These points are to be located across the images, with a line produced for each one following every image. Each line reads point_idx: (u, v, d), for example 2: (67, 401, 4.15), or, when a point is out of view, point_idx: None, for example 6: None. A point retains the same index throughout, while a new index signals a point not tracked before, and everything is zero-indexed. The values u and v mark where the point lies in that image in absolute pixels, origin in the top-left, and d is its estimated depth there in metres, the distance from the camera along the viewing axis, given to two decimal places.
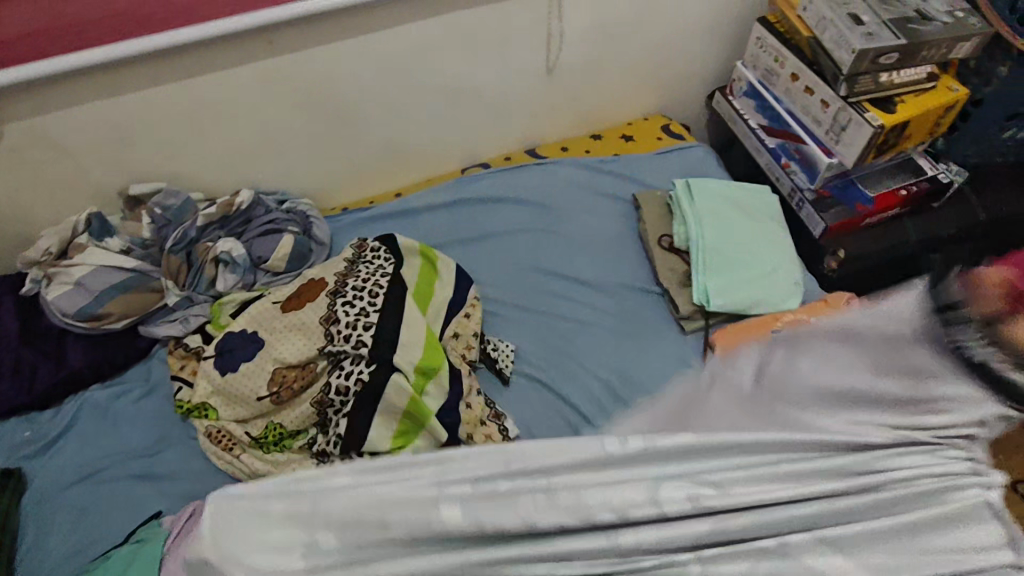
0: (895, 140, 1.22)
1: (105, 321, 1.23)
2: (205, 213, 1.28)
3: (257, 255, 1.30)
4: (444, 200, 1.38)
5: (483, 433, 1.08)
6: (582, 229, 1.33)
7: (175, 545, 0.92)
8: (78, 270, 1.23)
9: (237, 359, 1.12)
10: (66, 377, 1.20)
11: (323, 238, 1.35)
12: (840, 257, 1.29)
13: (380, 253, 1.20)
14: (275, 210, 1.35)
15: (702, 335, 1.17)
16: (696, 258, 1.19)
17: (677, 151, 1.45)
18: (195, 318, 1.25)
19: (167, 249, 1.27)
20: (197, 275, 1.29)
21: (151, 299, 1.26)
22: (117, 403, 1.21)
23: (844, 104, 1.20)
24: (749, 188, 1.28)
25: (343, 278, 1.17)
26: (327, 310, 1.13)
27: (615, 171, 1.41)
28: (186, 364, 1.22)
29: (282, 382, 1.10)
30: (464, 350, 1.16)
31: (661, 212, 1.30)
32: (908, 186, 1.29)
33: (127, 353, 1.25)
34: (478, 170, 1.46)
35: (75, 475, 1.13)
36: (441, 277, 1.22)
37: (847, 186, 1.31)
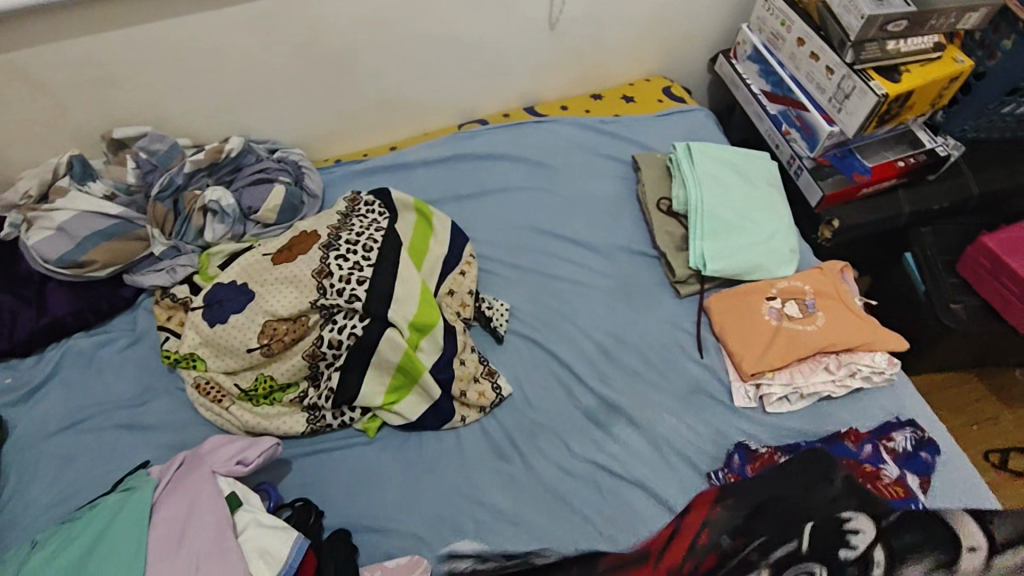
0: (898, 110, 1.21)
1: (88, 268, 1.19)
2: (193, 159, 1.24)
3: (247, 205, 1.27)
4: (440, 155, 1.36)
5: (475, 389, 1.07)
6: (579, 190, 1.32)
7: (165, 493, 0.91)
8: (59, 215, 1.20)
9: (227, 312, 1.10)
10: (50, 325, 1.17)
11: (315, 189, 1.32)
12: (834, 226, 1.30)
13: (374, 207, 1.18)
14: (266, 159, 1.32)
15: (697, 298, 1.17)
16: (694, 222, 1.18)
17: (678, 114, 1.43)
18: (182, 268, 1.22)
19: (153, 196, 1.23)
20: (185, 223, 1.25)
21: (138, 247, 1.22)
22: (102, 352, 1.19)
23: (849, 72, 1.18)
24: (748, 153, 1.28)
25: (335, 231, 1.14)
26: (319, 262, 1.09)
27: (615, 132, 1.39)
28: (173, 314, 1.20)
29: (273, 334, 1.07)
30: (459, 307, 1.15)
31: (661, 175, 1.29)
32: (905, 157, 1.29)
33: (112, 302, 1.22)
34: (474, 126, 1.43)
35: (58, 424, 1.11)
36: (436, 232, 1.20)
37: (846, 155, 1.30)
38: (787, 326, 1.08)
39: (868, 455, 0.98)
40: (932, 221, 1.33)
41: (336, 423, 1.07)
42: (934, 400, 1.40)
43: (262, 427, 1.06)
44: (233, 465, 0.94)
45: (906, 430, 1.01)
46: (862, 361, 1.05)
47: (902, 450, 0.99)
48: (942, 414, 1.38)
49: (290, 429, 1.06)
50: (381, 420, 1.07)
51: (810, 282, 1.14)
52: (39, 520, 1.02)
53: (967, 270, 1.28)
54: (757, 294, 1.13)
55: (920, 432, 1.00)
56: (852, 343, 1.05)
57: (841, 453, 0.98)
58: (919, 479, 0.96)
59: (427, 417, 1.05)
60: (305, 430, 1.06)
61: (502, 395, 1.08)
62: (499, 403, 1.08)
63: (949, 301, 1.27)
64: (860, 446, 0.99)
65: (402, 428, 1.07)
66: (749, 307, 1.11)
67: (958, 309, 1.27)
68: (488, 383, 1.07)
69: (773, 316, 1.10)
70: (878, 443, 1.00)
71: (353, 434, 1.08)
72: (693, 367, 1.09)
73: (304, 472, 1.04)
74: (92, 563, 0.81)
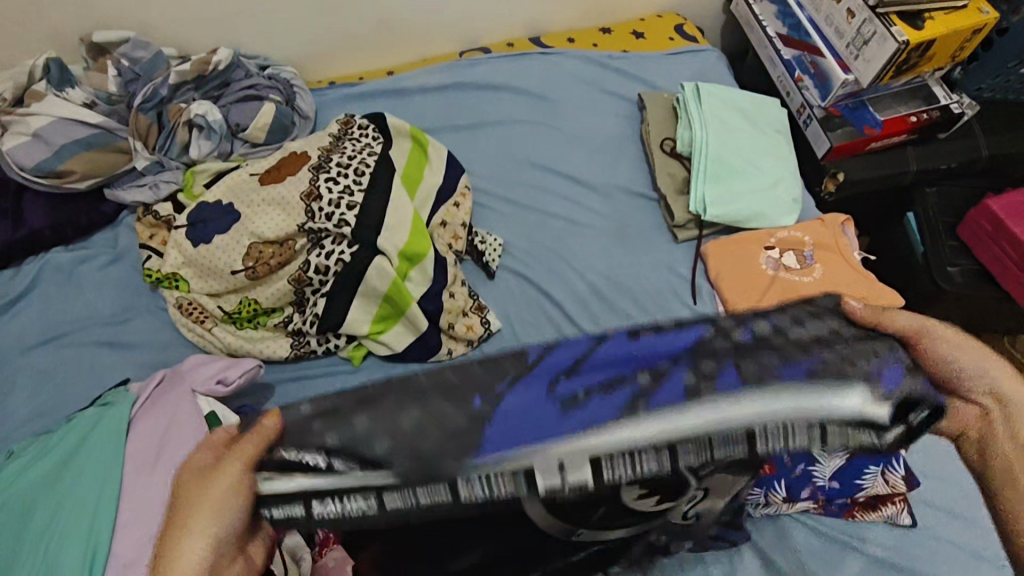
0: (917, 60, 1.16)
1: (67, 179, 1.14)
2: (178, 69, 1.18)
3: (234, 122, 1.21)
4: (438, 83, 1.31)
5: (464, 323, 1.06)
6: (580, 127, 1.28)
7: (144, 410, 0.88)
8: (34, 121, 1.14)
9: (211, 231, 1.07)
10: (28, 236, 1.13)
11: (306, 110, 1.26)
12: (839, 179, 1.26)
13: (368, 131, 1.13)
14: (256, 75, 1.25)
15: (695, 244, 1.15)
16: (698, 166, 1.15)
17: (688, 54, 1.38)
18: (166, 185, 1.17)
19: (136, 107, 1.17)
20: (169, 138, 1.19)
21: (119, 160, 1.17)
22: (82, 267, 1.15)
23: (871, 16, 1.12)
24: (755, 99, 1.24)
25: (327, 153, 1.10)
26: (308, 184, 1.06)
27: (621, 69, 1.34)
28: (156, 233, 1.15)
29: (258, 257, 1.04)
30: (451, 239, 1.12)
31: (667, 114, 1.25)
32: (918, 113, 1.25)
33: (92, 217, 1.17)
34: (476, 54, 1.37)
35: (38, 337, 1.08)
36: (432, 162, 1.16)
37: (858, 107, 1.25)
38: (784, 276, 1.07)
39: None
40: (938, 182, 1.31)
41: (321, 350, 1.05)
42: None
43: (245, 350, 1.04)
44: (212, 384, 0.92)
45: None
46: None
47: None
48: None
49: (274, 353, 1.04)
50: (366, 349, 1.06)
51: (810, 234, 1.12)
52: (16, 431, 1.00)
53: (967, 232, 1.26)
54: (756, 244, 1.11)
55: None
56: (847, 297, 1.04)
57: None
58: None
59: (414, 348, 1.04)
60: (289, 355, 1.05)
61: (491, 330, 1.07)
62: (488, 339, 1.07)
63: (947, 264, 1.26)
64: None
65: (387, 359, 1.06)
66: (746, 255, 1.10)
67: (955, 271, 1.26)
68: (478, 317, 1.06)
69: (769, 267, 1.08)
70: None
71: (337, 362, 1.06)
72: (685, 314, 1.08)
73: (286, 399, 1.02)
74: (64, 479, 0.79)
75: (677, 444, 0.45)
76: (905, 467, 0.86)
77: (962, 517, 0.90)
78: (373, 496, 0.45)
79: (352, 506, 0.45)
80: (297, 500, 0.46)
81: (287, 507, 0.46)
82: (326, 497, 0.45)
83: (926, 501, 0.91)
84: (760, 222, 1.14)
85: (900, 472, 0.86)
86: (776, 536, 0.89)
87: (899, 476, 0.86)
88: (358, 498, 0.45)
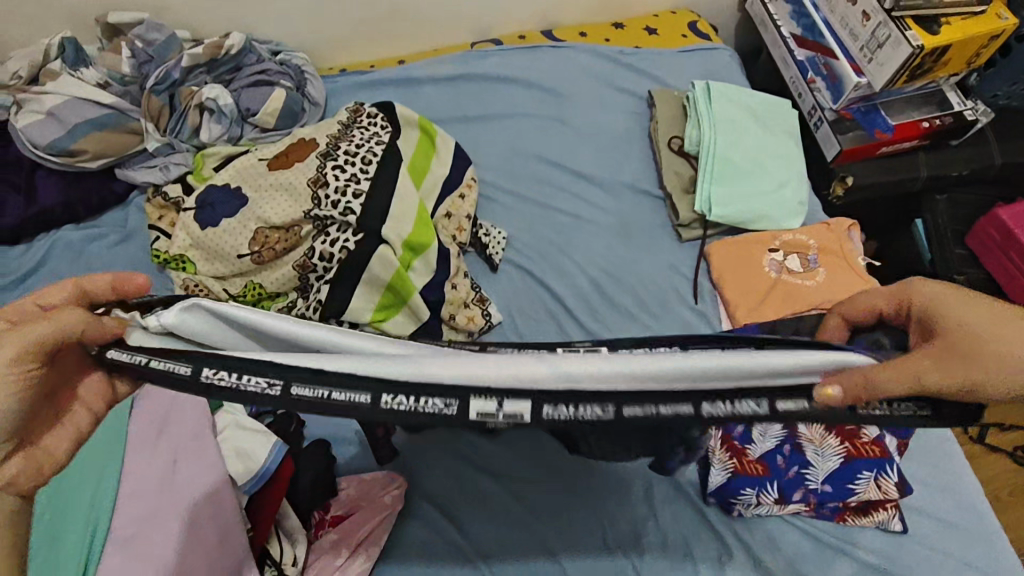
0: (931, 65, 1.15)
1: (80, 158, 1.16)
2: (191, 53, 1.18)
3: (245, 107, 1.21)
4: (448, 73, 1.31)
5: (465, 315, 1.07)
6: (588, 123, 1.27)
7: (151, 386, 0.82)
8: (49, 100, 1.15)
9: (219, 215, 1.08)
10: (39, 214, 1.15)
11: (316, 97, 1.27)
12: (847, 183, 1.26)
13: (377, 120, 1.14)
14: (267, 61, 1.26)
15: (699, 243, 1.15)
16: (704, 165, 1.15)
17: (700, 51, 1.37)
18: (176, 167, 1.18)
19: (148, 88, 1.18)
20: (181, 120, 1.20)
21: (131, 141, 1.18)
22: (91, 246, 1.16)
23: (886, 19, 1.11)
24: (767, 99, 1.24)
25: (335, 141, 1.11)
26: (316, 171, 1.06)
27: (632, 65, 1.34)
28: (165, 215, 1.17)
29: (265, 242, 1.05)
30: (456, 231, 1.13)
31: (676, 112, 1.24)
32: (931, 119, 1.23)
33: (103, 196, 1.19)
34: (487, 45, 1.37)
35: None
36: (439, 154, 1.17)
37: (870, 111, 1.25)
38: (786, 279, 1.07)
39: None
40: (948, 189, 1.30)
41: None
42: None
43: None
44: None
45: None
46: None
47: None
48: None
49: None
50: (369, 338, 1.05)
51: (815, 238, 1.11)
52: None
53: (975, 242, 1.26)
54: (760, 245, 1.11)
55: None
56: None
57: None
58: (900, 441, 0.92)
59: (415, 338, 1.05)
60: None
61: (493, 322, 1.07)
62: (488, 331, 1.08)
63: (953, 273, 1.25)
64: None
65: None
66: (751, 257, 1.10)
67: (962, 281, 1.25)
68: (479, 309, 1.06)
69: (773, 270, 1.08)
70: None
71: None
72: (685, 312, 1.08)
73: None
74: None
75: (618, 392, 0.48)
76: (899, 474, 0.87)
77: (953, 525, 0.90)
78: (279, 382, 0.48)
79: (252, 384, 0.48)
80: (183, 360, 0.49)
81: (173, 363, 0.49)
82: (226, 365, 0.48)
83: (917, 508, 0.91)
84: (765, 226, 1.14)
85: (892, 477, 0.87)
86: (766, 535, 0.90)
87: (891, 481, 0.87)
88: (263, 378, 0.48)
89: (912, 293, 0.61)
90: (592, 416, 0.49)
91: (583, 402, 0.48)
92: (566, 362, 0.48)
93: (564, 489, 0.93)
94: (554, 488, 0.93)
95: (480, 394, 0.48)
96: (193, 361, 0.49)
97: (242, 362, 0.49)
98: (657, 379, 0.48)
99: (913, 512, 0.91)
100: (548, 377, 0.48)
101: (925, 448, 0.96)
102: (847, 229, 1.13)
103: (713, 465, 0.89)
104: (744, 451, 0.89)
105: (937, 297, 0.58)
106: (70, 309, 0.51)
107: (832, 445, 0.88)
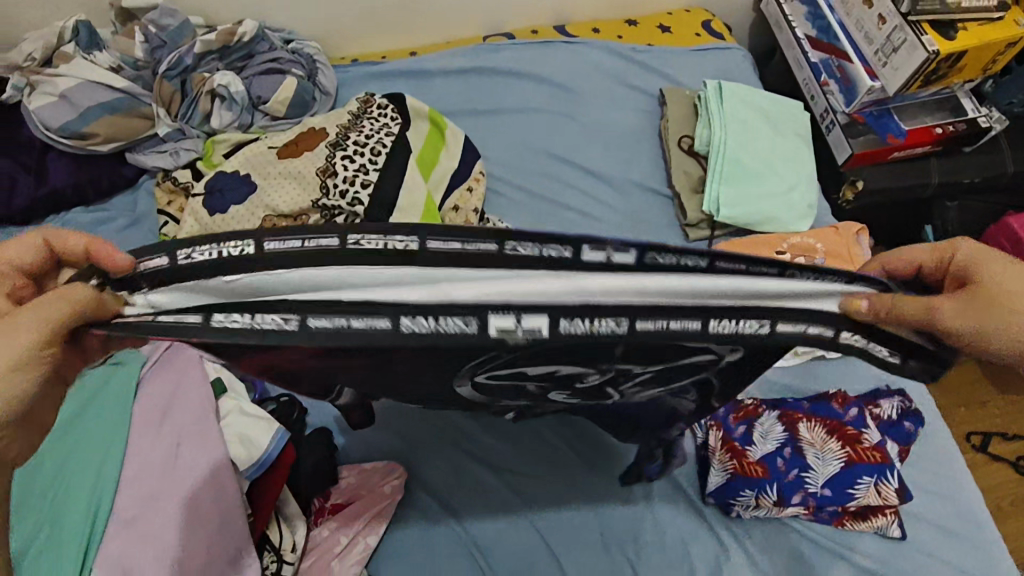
0: (946, 70, 1.14)
1: (91, 142, 1.16)
2: (204, 39, 1.19)
3: (256, 94, 1.22)
4: (459, 66, 1.31)
5: None
6: (598, 120, 1.27)
7: (155, 374, 0.82)
8: (61, 82, 1.16)
9: (228, 202, 1.08)
10: (49, 195, 1.15)
11: (327, 86, 1.27)
12: (857, 188, 1.26)
13: (387, 111, 1.14)
14: (280, 49, 1.26)
15: (706, 243, 1.15)
16: (713, 165, 1.14)
17: (713, 51, 1.36)
18: (186, 152, 1.19)
19: (160, 73, 1.18)
20: (192, 106, 1.20)
21: (142, 126, 1.19)
22: (101, 229, 1.16)
23: (902, 23, 1.10)
24: (780, 101, 1.23)
25: (345, 131, 1.11)
26: (325, 161, 1.07)
27: (644, 63, 1.33)
28: (174, 200, 1.17)
29: (273, 230, 1.06)
30: (463, 224, 1.13)
31: (688, 111, 1.24)
32: (943, 125, 1.23)
33: (113, 180, 1.19)
34: (499, 39, 1.37)
35: None
36: (449, 146, 1.16)
37: (883, 115, 1.23)
38: None
39: (852, 416, 0.91)
40: (959, 196, 1.29)
41: None
42: None
43: None
44: None
45: (893, 398, 0.97)
46: None
47: (885, 417, 0.95)
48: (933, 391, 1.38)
49: None
50: None
51: (823, 241, 1.11)
52: None
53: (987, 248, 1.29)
54: (767, 247, 1.11)
55: (907, 402, 0.96)
56: None
57: (824, 413, 0.92)
58: (900, 448, 0.92)
59: None
60: None
61: None
62: None
63: None
64: (845, 409, 0.93)
65: None
66: (758, 259, 1.09)
67: None
68: None
69: None
70: (865, 408, 0.94)
71: None
72: None
73: None
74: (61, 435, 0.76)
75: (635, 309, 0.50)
76: (899, 480, 0.86)
77: (952, 532, 0.90)
78: (291, 318, 0.49)
79: (263, 322, 0.49)
80: (194, 312, 0.50)
81: (182, 314, 0.50)
82: (234, 311, 0.50)
83: (916, 514, 0.91)
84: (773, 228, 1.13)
85: (892, 483, 0.86)
86: (763, 536, 0.90)
87: (891, 487, 0.86)
88: (276, 315, 0.49)
89: (954, 247, 0.56)
90: (607, 329, 0.50)
91: (598, 317, 0.50)
92: (585, 278, 0.50)
93: (564, 484, 0.93)
94: (554, 484, 0.93)
95: (498, 312, 0.49)
96: (202, 309, 0.50)
97: (252, 304, 0.50)
98: (661, 294, 0.50)
99: (912, 518, 0.91)
100: (563, 293, 0.49)
101: (926, 454, 0.96)
102: (856, 233, 1.12)
103: (714, 465, 0.90)
104: (745, 452, 0.89)
105: (975, 260, 0.54)
106: (78, 286, 0.49)
107: (833, 449, 0.88)
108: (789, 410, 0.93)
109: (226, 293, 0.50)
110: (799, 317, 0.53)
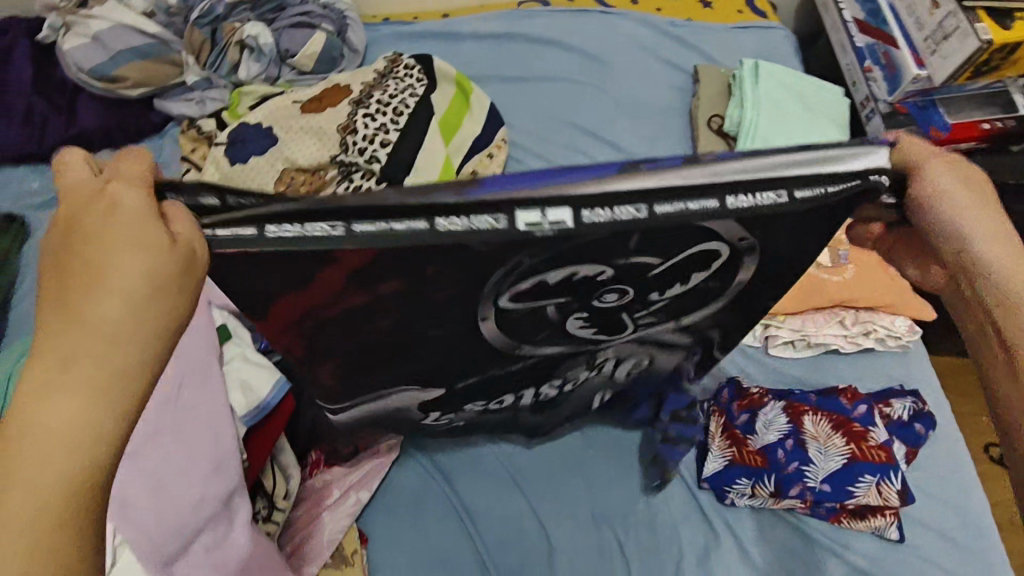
0: (999, 62, 1.07)
1: (121, 85, 1.17)
2: None
3: (285, 47, 1.21)
4: (490, 31, 1.29)
5: None
6: (628, 94, 1.24)
7: None
8: (95, 24, 1.17)
9: (248, 152, 1.08)
10: (77, 136, 1.16)
11: (356, 44, 1.26)
12: None
13: (413, 72, 1.12)
14: (311, 4, 1.25)
15: None
16: (742, 146, 1.11)
17: (755, 30, 1.31)
18: (212, 101, 1.19)
19: (192, 21, 1.19)
20: (220, 56, 1.21)
21: (171, 73, 1.20)
22: None
23: (956, 8, 1.04)
24: (818, 85, 1.18)
25: (369, 89, 1.10)
26: (347, 118, 1.07)
27: (681, 38, 1.29)
28: (197, 148, 1.18)
29: (290, 183, 1.06)
30: None
31: (721, 90, 1.20)
32: (991, 121, 1.16)
33: (140, 123, 1.20)
34: (533, 5, 1.34)
35: None
36: (473, 111, 1.15)
37: (926, 107, 1.19)
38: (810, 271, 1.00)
39: (861, 413, 0.88)
40: None
41: None
42: (946, 383, 1.35)
43: None
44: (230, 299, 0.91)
45: (905, 399, 0.94)
46: (880, 322, 1.00)
47: (895, 417, 0.92)
48: (953, 398, 1.34)
49: None
50: None
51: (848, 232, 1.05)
52: None
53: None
54: None
55: (920, 404, 0.93)
56: (874, 301, 0.99)
57: (830, 407, 0.89)
58: (907, 449, 0.90)
59: None
60: None
61: None
62: None
63: None
64: (853, 405, 0.90)
65: None
66: None
67: None
68: None
69: None
70: (873, 406, 0.91)
71: None
72: None
73: None
74: None
75: (672, 198, 0.47)
76: (902, 482, 0.84)
77: (957, 542, 0.87)
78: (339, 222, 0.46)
79: (316, 229, 0.46)
80: (247, 224, 0.46)
81: (239, 228, 0.46)
82: (286, 218, 0.46)
83: (919, 520, 0.89)
84: None
85: (895, 484, 0.83)
86: (755, 526, 0.89)
87: (893, 488, 0.83)
88: (322, 222, 0.46)
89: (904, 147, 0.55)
90: (627, 217, 0.47)
91: (618, 204, 0.47)
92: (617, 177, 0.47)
93: (562, 459, 0.93)
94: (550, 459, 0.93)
95: (525, 206, 0.47)
96: (255, 222, 0.46)
97: (298, 213, 0.46)
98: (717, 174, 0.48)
99: (914, 524, 0.89)
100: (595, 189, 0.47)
101: (936, 460, 0.93)
102: None
103: (712, 451, 0.90)
104: (745, 440, 0.89)
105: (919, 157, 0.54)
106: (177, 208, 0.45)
107: (836, 445, 0.85)
108: (795, 402, 0.91)
109: (276, 209, 0.46)
110: (834, 185, 0.49)
